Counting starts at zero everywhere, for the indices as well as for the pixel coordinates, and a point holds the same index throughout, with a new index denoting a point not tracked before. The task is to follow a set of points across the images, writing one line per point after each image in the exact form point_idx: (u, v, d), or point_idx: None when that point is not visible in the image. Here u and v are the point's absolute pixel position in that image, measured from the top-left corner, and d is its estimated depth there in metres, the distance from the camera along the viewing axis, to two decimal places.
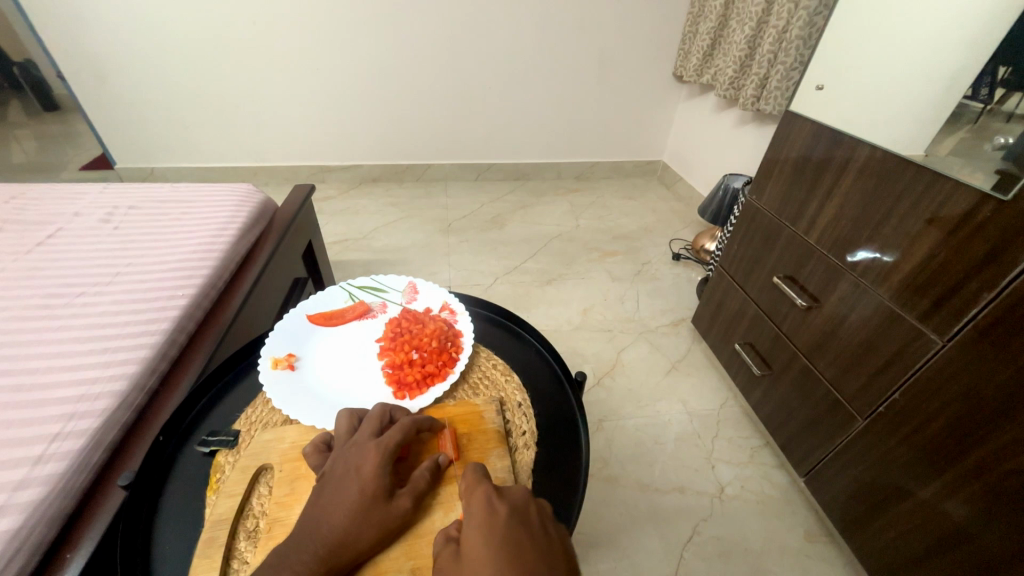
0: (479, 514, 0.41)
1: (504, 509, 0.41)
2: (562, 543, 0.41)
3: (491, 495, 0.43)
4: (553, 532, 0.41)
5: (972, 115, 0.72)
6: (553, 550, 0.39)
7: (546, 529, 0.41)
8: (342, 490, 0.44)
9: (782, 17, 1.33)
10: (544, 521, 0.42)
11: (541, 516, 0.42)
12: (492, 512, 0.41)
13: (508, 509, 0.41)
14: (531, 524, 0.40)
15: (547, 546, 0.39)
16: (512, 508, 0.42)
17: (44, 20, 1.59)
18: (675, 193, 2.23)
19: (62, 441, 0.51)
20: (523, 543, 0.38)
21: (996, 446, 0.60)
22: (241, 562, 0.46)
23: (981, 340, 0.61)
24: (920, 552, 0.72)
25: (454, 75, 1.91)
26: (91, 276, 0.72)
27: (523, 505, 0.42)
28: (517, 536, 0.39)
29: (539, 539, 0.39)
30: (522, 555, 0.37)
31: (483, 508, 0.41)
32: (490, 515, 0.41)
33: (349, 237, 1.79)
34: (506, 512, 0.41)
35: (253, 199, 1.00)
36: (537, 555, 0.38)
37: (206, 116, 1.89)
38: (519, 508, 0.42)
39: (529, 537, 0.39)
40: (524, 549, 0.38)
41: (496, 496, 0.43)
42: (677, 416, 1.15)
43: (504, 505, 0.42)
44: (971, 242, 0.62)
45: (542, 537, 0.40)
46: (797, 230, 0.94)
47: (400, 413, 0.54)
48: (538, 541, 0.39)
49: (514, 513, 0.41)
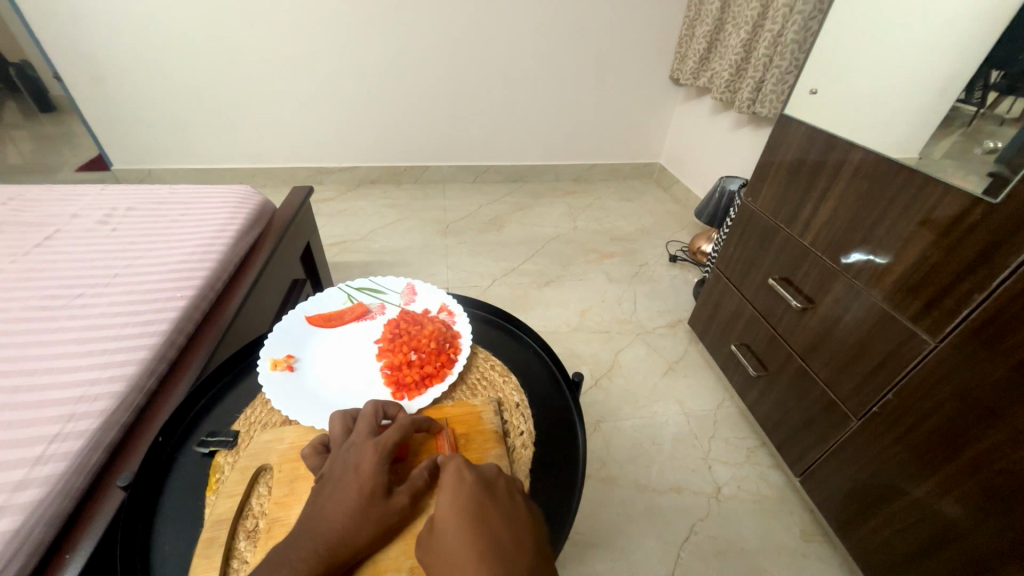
0: (449, 483, 0.42)
1: (471, 478, 0.42)
2: (528, 509, 0.42)
3: (460, 466, 0.44)
4: (521, 500, 0.43)
5: (964, 118, 0.74)
6: (518, 514, 0.40)
7: (513, 496, 0.42)
8: (341, 489, 0.44)
9: (777, 21, 1.34)
10: (513, 491, 0.43)
11: (509, 487, 0.43)
12: (460, 480, 0.42)
13: (476, 478, 0.43)
14: (500, 495, 0.42)
15: (512, 511, 0.41)
16: (481, 478, 0.43)
17: (42, 22, 1.59)
18: (672, 196, 2.24)
19: (61, 442, 0.51)
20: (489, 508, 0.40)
21: (988, 444, 0.61)
22: (240, 561, 0.46)
23: (972, 340, 0.62)
24: (914, 550, 0.73)
25: (453, 78, 1.92)
26: (89, 278, 0.72)
27: (491, 477, 0.44)
28: (484, 502, 0.40)
29: (504, 506, 0.41)
30: (486, 518, 0.39)
31: (453, 478, 0.43)
32: (459, 483, 0.42)
33: (347, 239, 1.79)
34: (473, 479, 0.42)
35: (251, 200, 1.00)
36: (501, 518, 0.39)
37: (204, 118, 1.89)
38: (487, 479, 0.43)
39: (494, 505, 0.40)
40: (490, 515, 0.39)
41: (464, 466, 0.44)
42: (674, 417, 1.16)
43: (472, 474, 0.43)
44: (962, 244, 0.63)
45: (508, 503, 0.41)
46: (792, 232, 0.94)
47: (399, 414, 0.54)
48: (504, 508, 0.41)
49: (482, 482, 0.43)
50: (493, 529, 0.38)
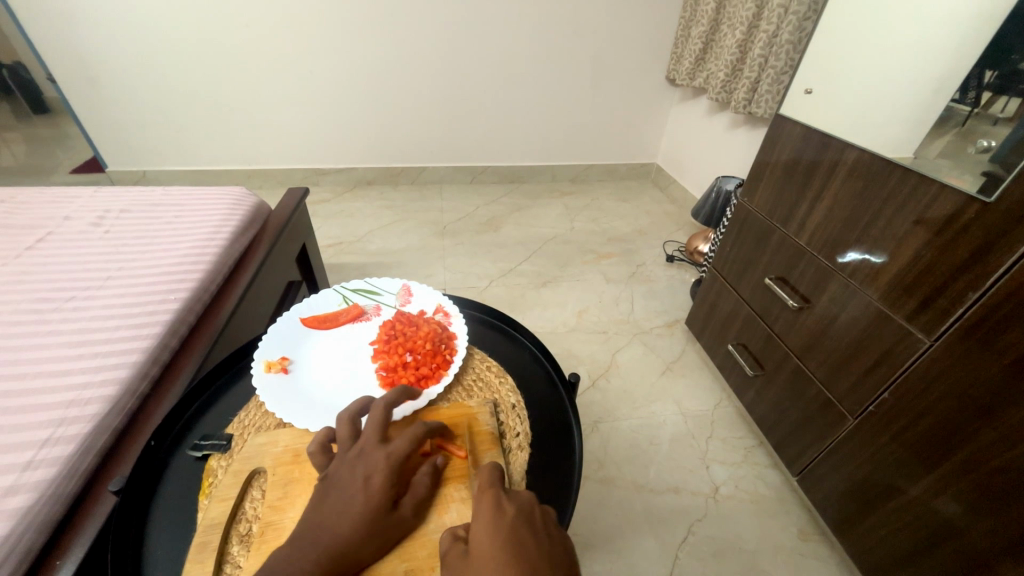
0: (486, 514, 0.40)
1: (509, 509, 0.40)
2: (567, 547, 0.39)
3: (498, 497, 0.41)
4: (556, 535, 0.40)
5: (959, 118, 0.72)
6: (553, 550, 0.38)
7: (549, 531, 0.39)
8: (350, 498, 0.43)
9: (772, 22, 1.35)
10: (547, 524, 0.40)
11: (544, 518, 0.40)
12: (498, 512, 0.40)
13: (514, 510, 0.40)
14: (535, 528, 0.39)
15: (549, 544, 0.38)
16: (518, 509, 0.40)
17: (34, 23, 1.59)
18: (669, 196, 2.24)
19: (51, 447, 0.50)
20: (527, 543, 0.37)
21: (985, 443, 0.61)
22: (233, 566, 0.46)
23: (967, 338, 0.62)
24: (911, 550, 0.73)
25: (449, 78, 1.92)
26: (81, 281, 0.71)
27: (526, 504, 0.41)
28: (523, 538, 0.38)
29: (539, 538, 0.38)
30: (525, 552, 0.36)
31: (490, 508, 0.40)
32: (497, 514, 0.40)
33: (344, 240, 1.78)
34: (511, 510, 0.40)
35: (246, 202, 1.00)
36: (539, 552, 0.37)
37: (199, 120, 1.88)
38: (523, 508, 0.40)
39: (531, 537, 0.38)
40: (526, 551, 0.37)
41: (501, 496, 0.41)
42: (672, 417, 1.16)
43: (511, 506, 0.40)
44: (957, 244, 0.63)
45: (544, 539, 0.38)
46: (788, 232, 0.95)
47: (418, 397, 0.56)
48: (541, 540, 0.38)
49: (520, 514, 0.40)
50: (533, 567, 0.35)
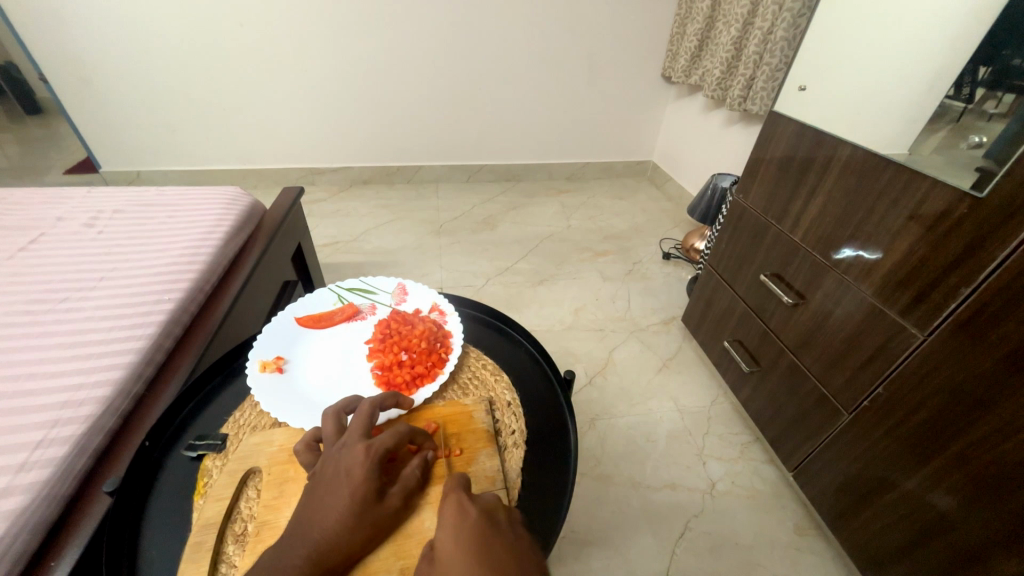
0: (449, 518, 0.39)
1: (474, 511, 0.39)
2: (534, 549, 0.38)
3: (461, 502, 0.40)
4: (524, 534, 0.39)
5: (954, 115, 0.72)
6: (522, 547, 0.37)
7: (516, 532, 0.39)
8: (332, 492, 0.43)
9: (767, 19, 1.35)
10: (515, 523, 0.40)
11: (511, 520, 0.40)
12: (462, 519, 0.39)
13: (480, 514, 0.39)
14: (503, 529, 0.38)
15: (517, 545, 0.37)
16: (485, 513, 0.40)
17: (25, 22, 1.57)
18: (665, 193, 2.25)
19: (45, 448, 0.50)
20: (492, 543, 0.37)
21: (977, 437, 0.61)
22: (229, 565, 0.46)
23: (960, 332, 0.63)
24: (905, 543, 0.74)
25: (444, 77, 1.92)
26: (74, 281, 0.71)
27: (493, 505, 0.41)
28: (488, 540, 0.37)
29: (507, 537, 0.38)
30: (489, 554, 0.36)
31: (454, 514, 0.39)
32: (461, 518, 0.39)
33: (340, 239, 1.78)
34: (476, 513, 0.39)
35: (241, 202, 0.99)
36: (506, 550, 0.36)
37: (194, 119, 1.87)
38: (489, 510, 0.40)
39: (498, 539, 0.37)
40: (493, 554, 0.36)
41: (466, 501, 0.41)
42: (668, 414, 1.16)
43: (475, 509, 0.40)
44: (949, 238, 0.63)
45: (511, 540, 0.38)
46: (783, 228, 0.95)
47: (409, 405, 0.57)
48: (508, 540, 0.38)
49: (486, 518, 0.39)
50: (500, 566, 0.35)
